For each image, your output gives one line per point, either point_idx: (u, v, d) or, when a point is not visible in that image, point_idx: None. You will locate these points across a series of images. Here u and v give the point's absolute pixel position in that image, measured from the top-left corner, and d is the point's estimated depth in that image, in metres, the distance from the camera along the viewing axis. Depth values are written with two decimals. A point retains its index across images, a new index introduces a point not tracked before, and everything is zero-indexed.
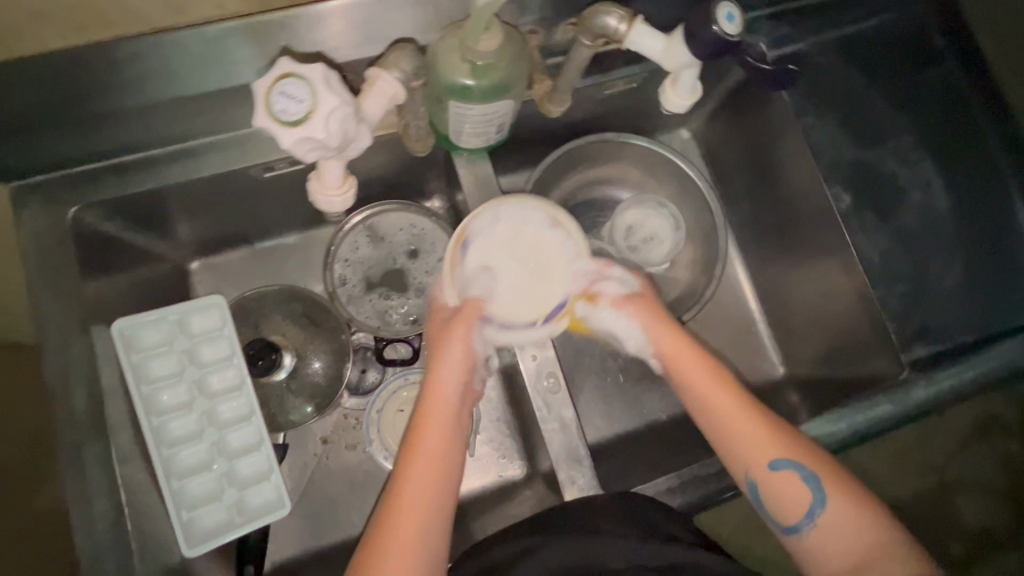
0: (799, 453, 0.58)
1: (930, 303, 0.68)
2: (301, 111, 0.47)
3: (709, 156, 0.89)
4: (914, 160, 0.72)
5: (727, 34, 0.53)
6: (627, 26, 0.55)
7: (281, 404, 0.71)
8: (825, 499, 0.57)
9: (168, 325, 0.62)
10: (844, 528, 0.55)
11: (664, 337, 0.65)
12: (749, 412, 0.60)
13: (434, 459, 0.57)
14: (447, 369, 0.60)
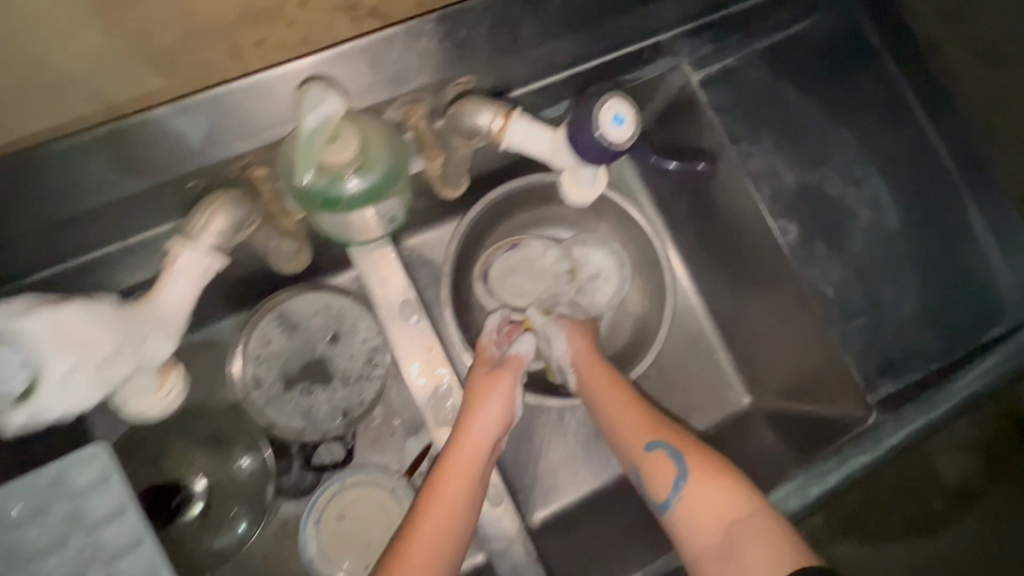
0: (670, 435, 0.61)
1: (889, 333, 0.63)
2: (26, 384, 0.41)
3: (648, 180, 0.82)
4: (859, 178, 0.66)
5: (614, 140, 0.55)
6: (502, 121, 0.54)
7: (197, 542, 0.65)
8: (686, 473, 0.58)
9: (43, 484, 0.52)
10: (706, 500, 0.57)
11: (580, 350, 0.69)
12: (633, 405, 0.64)
13: (453, 503, 0.55)
14: (481, 418, 0.60)
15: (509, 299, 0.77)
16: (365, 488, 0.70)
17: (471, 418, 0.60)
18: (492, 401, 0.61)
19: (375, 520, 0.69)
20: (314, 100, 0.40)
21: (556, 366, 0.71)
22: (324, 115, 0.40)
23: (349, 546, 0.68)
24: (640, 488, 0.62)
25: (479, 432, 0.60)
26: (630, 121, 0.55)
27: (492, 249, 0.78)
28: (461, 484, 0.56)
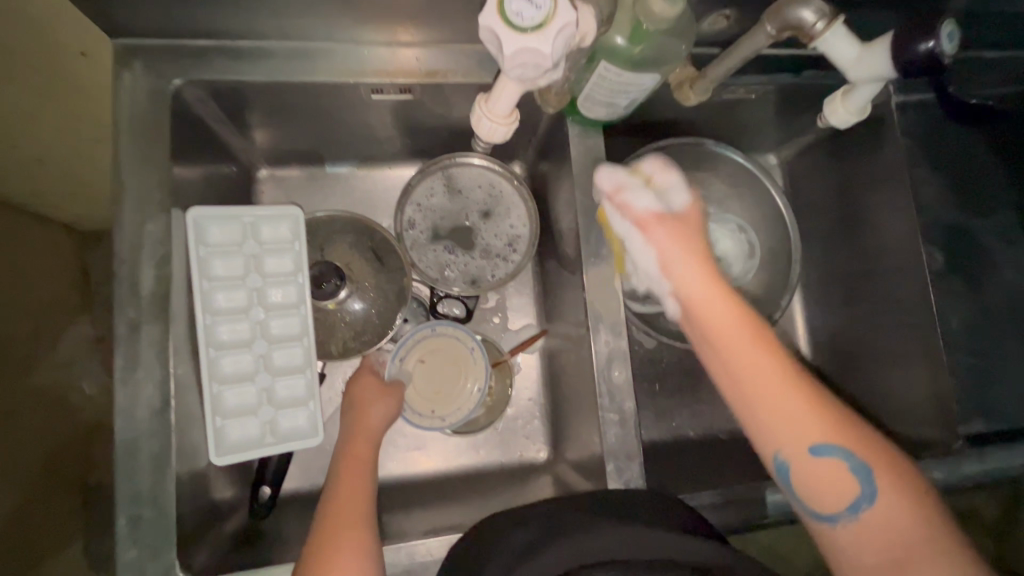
0: (846, 433, 0.47)
1: (1000, 385, 0.66)
2: (537, 19, 0.40)
3: (793, 190, 0.88)
4: (1013, 240, 0.70)
5: (945, 54, 0.45)
6: (824, 25, 0.49)
7: (330, 333, 0.69)
8: (873, 496, 0.46)
9: (239, 226, 0.59)
10: (895, 521, 0.46)
11: (672, 246, 0.51)
12: (797, 379, 0.47)
13: (358, 484, 0.55)
14: (376, 408, 0.61)
15: None
16: (456, 343, 0.71)
17: (373, 405, 0.61)
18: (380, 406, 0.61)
19: (454, 374, 0.71)
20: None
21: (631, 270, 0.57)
22: None
23: (424, 385, 0.70)
24: (789, 488, 0.49)
25: (376, 420, 0.60)
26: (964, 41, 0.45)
27: None
28: (363, 464, 0.56)
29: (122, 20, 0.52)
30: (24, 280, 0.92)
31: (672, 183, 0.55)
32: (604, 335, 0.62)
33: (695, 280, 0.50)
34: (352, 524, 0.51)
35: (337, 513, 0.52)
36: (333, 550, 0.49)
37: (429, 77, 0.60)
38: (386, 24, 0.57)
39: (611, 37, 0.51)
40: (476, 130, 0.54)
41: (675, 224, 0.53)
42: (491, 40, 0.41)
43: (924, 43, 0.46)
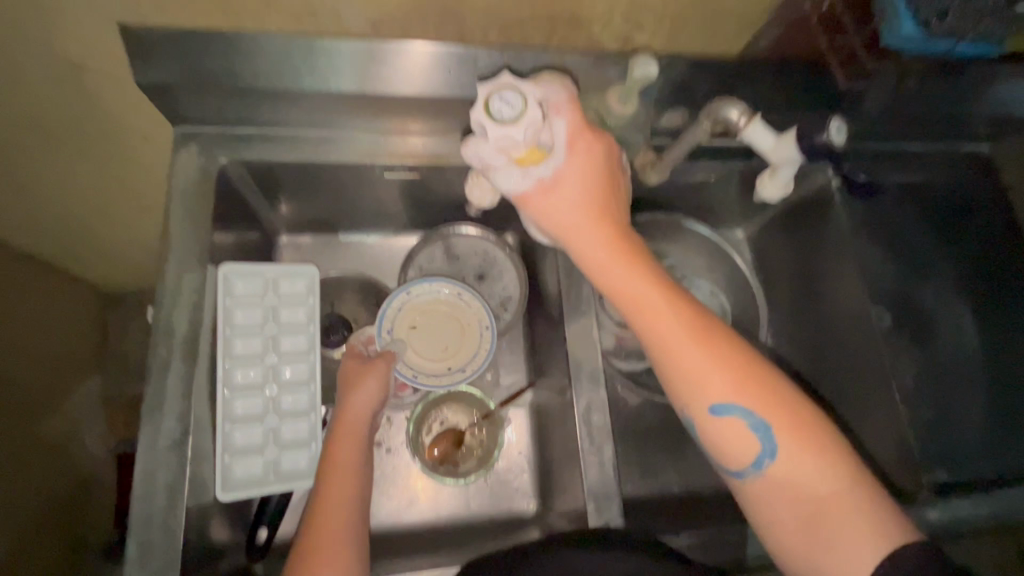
0: (745, 393, 0.51)
1: (953, 436, 0.73)
2: (514, 114, 0.48)
3: (759, 260, 0.95)
4: (950, 302, 0.79)
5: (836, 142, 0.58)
6: (747, 120, 0.58)
7: (335, 382, 0.74)
8: (774, 452, 0.50)
9: (260, 281, 0.67)
10: (800, 477, 0.50)
11: (560, 209, 0.52)
12: (698, 338, 0.52)
13: (349, 473, 0.59)
14: (360, 393, 0.64)
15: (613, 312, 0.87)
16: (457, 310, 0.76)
17: (354, 390, 0.64)
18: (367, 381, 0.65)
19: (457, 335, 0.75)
20: (642, 61, 0.54)
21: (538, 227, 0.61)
22: (646, 71, 0.54)
23: (429, 349, 0.74)
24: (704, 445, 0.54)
25: (358, 407, 0.64)
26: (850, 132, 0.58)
27: None
28: (351, 450, 0.61)
29: (185, 112, 0.64)
30: (51, 335, 0.99)
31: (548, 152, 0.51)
32: (584, 385, 0.68)
33: (579, 247, 0.53)
34: (333, 542, 0.54)
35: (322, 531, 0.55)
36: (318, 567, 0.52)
37: (434, 159, 0.71)
38: (401, 117, 0.69)
39: None
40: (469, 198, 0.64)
41: (557, 179, 0.51)
42: (477, 131, 0.49)
43: (820, 135, 0.58)
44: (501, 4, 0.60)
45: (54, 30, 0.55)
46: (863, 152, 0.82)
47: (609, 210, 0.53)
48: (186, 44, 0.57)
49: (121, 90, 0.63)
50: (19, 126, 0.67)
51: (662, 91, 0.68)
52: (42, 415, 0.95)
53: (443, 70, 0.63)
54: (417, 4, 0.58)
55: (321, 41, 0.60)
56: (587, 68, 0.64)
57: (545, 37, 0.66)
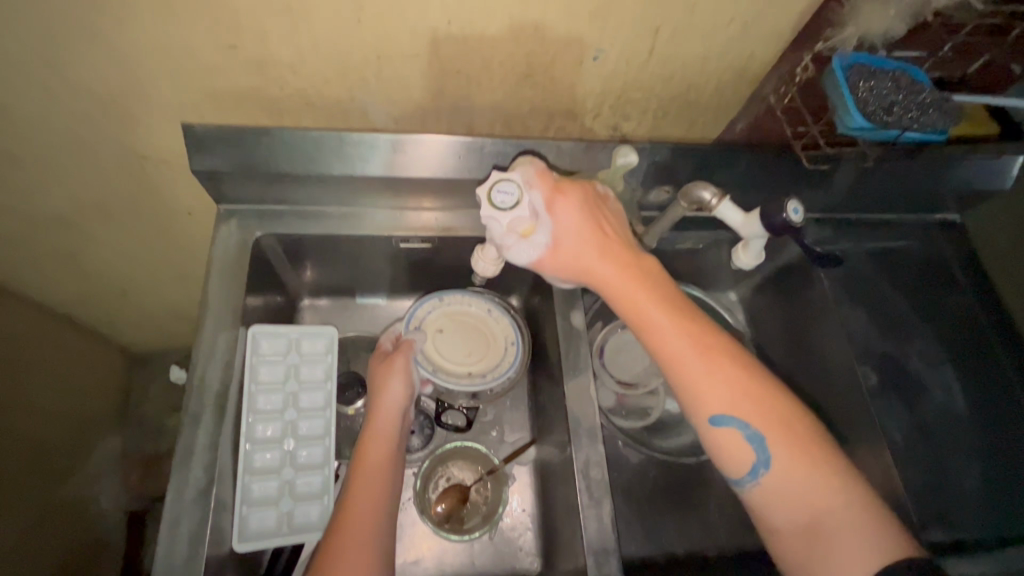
0: (741, 405, 0.57)
1: (946, 493, 0.75)
2: (515, 201, 0.58)
3: (751, 320, 1.00)
4: (934, 361, 0.84)
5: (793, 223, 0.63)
6: (718, 200, 0.67)
7: (348, 437, 0.79)
8: (769, 462, 0.55)
9: (285, 341, 0.74)
10: (793, 482, 0.55)
11: (567, 259, 0.60)
12: (701, 352, 0.58)
13: (376, 464, 0.66)
14: (389, 393, 0.71)
15: (615, 374, 0.93)
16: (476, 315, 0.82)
17: (387, 386, 0.71)
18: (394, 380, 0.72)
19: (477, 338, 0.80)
20: (623, 152, 0.63)
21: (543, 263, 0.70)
22: (627, 161, 0.63)
23: (452, 352, 0.78)
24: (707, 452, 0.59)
25: (389, 401, 0.71)
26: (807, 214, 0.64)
27: (607, 328, 0.93)
28: (381, 444, 0.68)
29: (229, 192, 0.73)
30: (80, 393, 1.05)
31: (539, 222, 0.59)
32: (583, 440, 0.72)
33: (591, 277, 0.60)
34: (362, 533, 0.60)
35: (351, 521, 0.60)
36: (348, 554, 0.57)
37: (445, 231, 0.79)
38: (416, 195, 0.77)
39: None
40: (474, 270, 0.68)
41: (563, 237, 0.59)
42: (488, 222, 0.59)
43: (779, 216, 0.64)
44: (505, 102, 0.70)
45: (127, 129, 0.66)
46: (840, 222, 0.89)
47: (612, 246, 0.60)
48: (235, 138, 0.67)
49: (174, 174, 0.73)
50: (84, 204, 0.77)
51: (649, 172, 0.77)
52: (65, 470, 0.99)
53: (455, 156, 0.72)
54: (434, 103, 0.68)
55: (349, 134, 0.69)
56: (579, 153, 0.74)
57: (544, 128, 0.76)
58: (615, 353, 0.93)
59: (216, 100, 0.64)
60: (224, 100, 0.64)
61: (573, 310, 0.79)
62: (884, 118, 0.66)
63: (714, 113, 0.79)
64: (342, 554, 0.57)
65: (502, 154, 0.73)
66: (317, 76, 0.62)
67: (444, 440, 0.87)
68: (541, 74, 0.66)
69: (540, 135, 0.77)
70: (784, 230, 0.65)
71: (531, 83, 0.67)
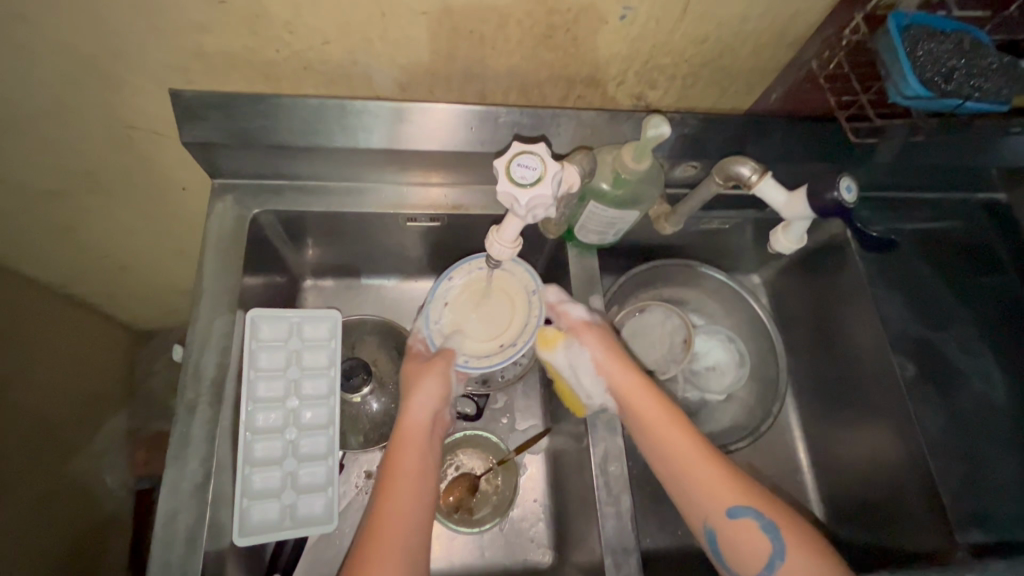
0: (753, 499, 0.59)
1: (987, 489, 0.70)
2: (537, 175, 0.52)
3: (776, 304, 0.95)
4: (974, 350, 0.78)
5: (846, 201, 0.58)
6: (758, 176, 0.63)
7: (353, 425, 0.75)
8: (785, 551, 0.56)
9: (286, 325, 0.70)
10: (810, 574, 0.55)
11: (598, 349, 0.68)
12: (710, 455, 0.61)
13: (410, 481, 0.61)
14: (418, 404, 0.65)
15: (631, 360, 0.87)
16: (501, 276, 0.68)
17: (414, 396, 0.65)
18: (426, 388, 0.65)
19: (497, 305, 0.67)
20: (655, 121, 0.56)
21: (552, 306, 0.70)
22: (659, 131, 0.56)
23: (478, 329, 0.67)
24: (716, 550, 0.59)
25: (417, 413, 0.65)
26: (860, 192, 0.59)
27: (623, 311, 0.87)
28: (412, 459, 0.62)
29: (224, 165, 0.68)
30: (82, 372, 1.02)
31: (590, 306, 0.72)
32: (601, 432, 0.68)
33: (615, 381, 0.66)
34: (395, 542, 0.56)
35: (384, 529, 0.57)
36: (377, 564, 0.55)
37: (454, 209, 0.74)
38: (424, 169, 0.72)
39: (597, 184, 0.65)
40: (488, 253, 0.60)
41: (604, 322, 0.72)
42: (508, 200, 0.52)
43: (830, 193, 0.59)
44: (522, 68, 0.64)
45: (113, 95, 0.60)
46: (880, 199, 0.83)
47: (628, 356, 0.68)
48: (228, 106, 0.62)
49: (166, 146, 0.68)
50: (73, 178, 0.72)
51: (676, 145, 0.71)
52: (68, 450, 0.97)
53: (467, 127, 0.66)
54: (444, 68, 0.62)
55: (351, 102, 0.64)
56: (601, 124, 0.68)
57: (562, 96, 0.69)
58: (632, 339, 0.87)
59: (207, 64, 0.58)
60: (214, 63, 0.58)
61: (591, 294, 0.74)
62: (943, 87, 0.60)
63: (750, 81, 0.72)
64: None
65: (517, 125, 0.67)
66: (315, 36, 0.56)
67: (453, 428, 0.84)
68: (563, 35, 0.60)
69: (559, 104, 0.71)
70: (834, 209, 0.60)
71: (551, 46, 0.61)
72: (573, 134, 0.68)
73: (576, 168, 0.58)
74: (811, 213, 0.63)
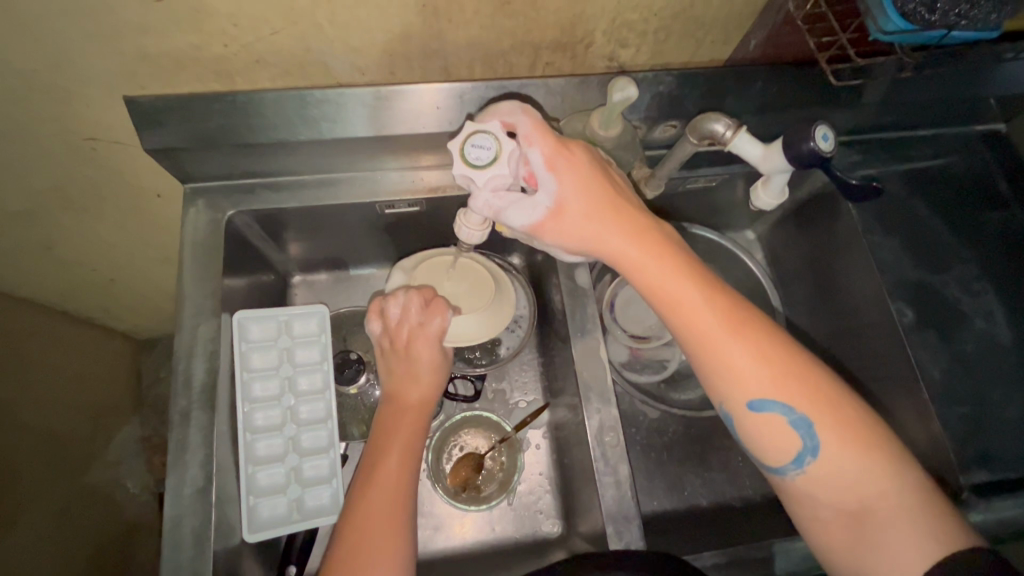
0: (785, 388, 0.52)
1: (990, 431, 0.69)
2: (492, 155, 0.51)
3: (772, 259, 0.93)
4: (976, 290, 0.76)
5: (823, 151, 0.56)
6: (732, 133, 0.61)
7: (352, 415, 0.76)
8: (817, 449, 0.52)
9: (275, 324, 0.70)
10: (839, 471, 0.51)
11: (570, 234, 0.52)
12: (735, 330, 0.52)
13: (407, 441, 0.63)
14: (421, 367, 0.66)
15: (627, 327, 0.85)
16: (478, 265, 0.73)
17: (416, 356, 0.65)
18: (425, 354, 0.65)
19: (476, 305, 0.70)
20: (621, 85, 0.53)
21: (488, 215, 0.53)
22: (625, 95, 0.54)
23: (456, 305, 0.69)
24: (743, 443, 0.55)
25: (423, 376, 0.66)
26: (837, 141, 0.57)
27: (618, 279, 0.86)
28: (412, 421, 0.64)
29: (192, 169, 0.67)
30: (87, 384, 1.04)
31: (544, 180, 0.51)
32: (595, 403, 0.68)
33: (591, 239, 0.52)
34: (388, 501, 0.58)
35: (372, 494, 0.59)
36: (370, 529, 0.56)
37: (431, 192, 0.72)
38: (396, 154, 0.70)
39: None
40: (458, 237, 0.59)
41: (569, 198, 0.51)
42: (467, 183, 0.51)
43: (807, 144, 0.57)
44: (484, 38, 0.61)
45: (66, 108, 0.59)
46: (865, 142, 0.80)
47: (623, 224, 0.52)
48: (184, 107, 0.60)
49: (131, 153, 0.67)
50: (44, 195, 0.71)
51: (653, 106, 0.68)
52: (82, 462, 0.99)
53: (434, 105, 0.64)
54: (402, 48, 0.60)
55: (311, 93, 0.62)
56: (571, 91, 0.66)
57: (530, 64, 0.67)
58: (625, 305, 0.85)
59: (156, 66, 0.56)
60: (164, 66, 0.57)
61: (577, 267, 0.74)
62: (929, 16, 0.56)
63: (727, 30, 0.68)
64: (365, 526, 0.57)
65: (484, 100, 0.65)
66: (262, 27, 0.54)
67: (455, 410, 0.85)
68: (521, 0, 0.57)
69: (527, 73, 0.68)
70: (811, 160, 0.58)
71: (511, 12, 0.58)
72: (543, 104, 0.66)
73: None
74: (789, 167, 0.61)
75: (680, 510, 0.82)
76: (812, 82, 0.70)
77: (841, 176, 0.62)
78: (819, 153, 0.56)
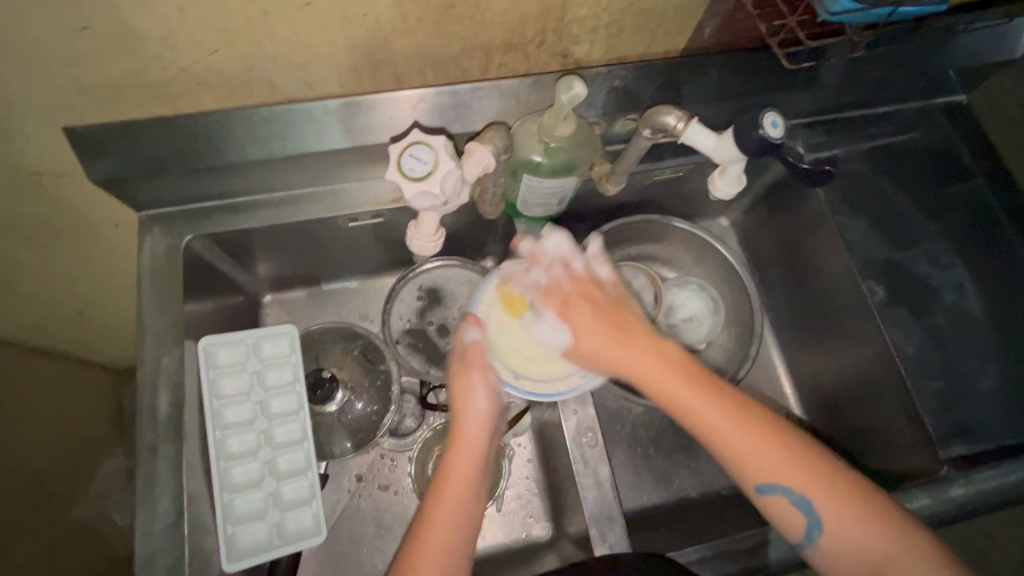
0: (784, 472, 0.53)
1: (966, 404, 0.69)
2: (424, 170, 0.57)
3: (749, 245, 0.91)
4: (945, 264, 0.76)
5: (772, 137, 0.59)
6: (684, 124, 0.64)
7: (329, 435, 0.75)
8: (821, 523, 0.52)
9: (243, 348, 0.68)
10: (854, 542, 0.51)
11: (588, 321, 0.60)
12: (739, 423, 0.54)
13: (467, 485, 0.58)
14: (469, 405, 0.61)
15: None
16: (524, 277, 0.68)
17: (466, 390, 0.62)
18: (477, 388, 0.62)
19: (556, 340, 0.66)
20: (568, 84, 0.55)
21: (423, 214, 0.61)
22: (572, 95, 0.56)
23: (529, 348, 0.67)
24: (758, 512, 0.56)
25: (471, 422, 0.61)
26: (786, 126, 0.60)
27: None
28: (467, 463, 0.59)
29: (144, 196, 0.65)
30: (63, 419, 1.01)
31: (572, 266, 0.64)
32: (572, 404, 0.68)
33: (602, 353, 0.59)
34: (442, 551, 0.53)
35: (429, 540, 0.54)
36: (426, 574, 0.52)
37: (394, 202, 0.71)
38: (354, 165, 0.69)
39: (528, 155, 0.66)
40: (410, 249, 0.67)
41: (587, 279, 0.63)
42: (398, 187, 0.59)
43: (756, 131, 0.60)
44: (431, 44, 0.60)
45: (7, 143, 0.58)
46: (832, 122, 0.79)
47: (618, 318, 0.60)
48: (129, 136, 0.59)
49: (81, 185, 0.66)
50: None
51: (610, 101, 0.68)
52: (65, 498, 0.97)
53: (389, 114, 0.64)
54: (347, 61, 0.59)
55: (258, 111, 0.61)
56: (524, 92, 0.66)
57: (482, 66, 0.66)
58: None
59: (95, 94, 0.55)
60: (101, 95, 0.55)
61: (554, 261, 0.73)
62: None
63: (679, 20, 0.66)
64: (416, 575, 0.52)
65: (438, 108, 0.64)
66: (199, 50, 0.53)
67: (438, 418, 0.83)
68: (465, 4, 0.56)
69: (481, 76, 0.67)
70: (762, 147, 0.61)
71: (455, 16, 0.57)
72: (497, 107, 0.66)
73: (488, 149, 0.62)
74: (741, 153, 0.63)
75: (669, 504, 0.82)
76: (769, 66, 0.70)
77: (791, 159, 0.64)
78: (768, 139, 0.59)
